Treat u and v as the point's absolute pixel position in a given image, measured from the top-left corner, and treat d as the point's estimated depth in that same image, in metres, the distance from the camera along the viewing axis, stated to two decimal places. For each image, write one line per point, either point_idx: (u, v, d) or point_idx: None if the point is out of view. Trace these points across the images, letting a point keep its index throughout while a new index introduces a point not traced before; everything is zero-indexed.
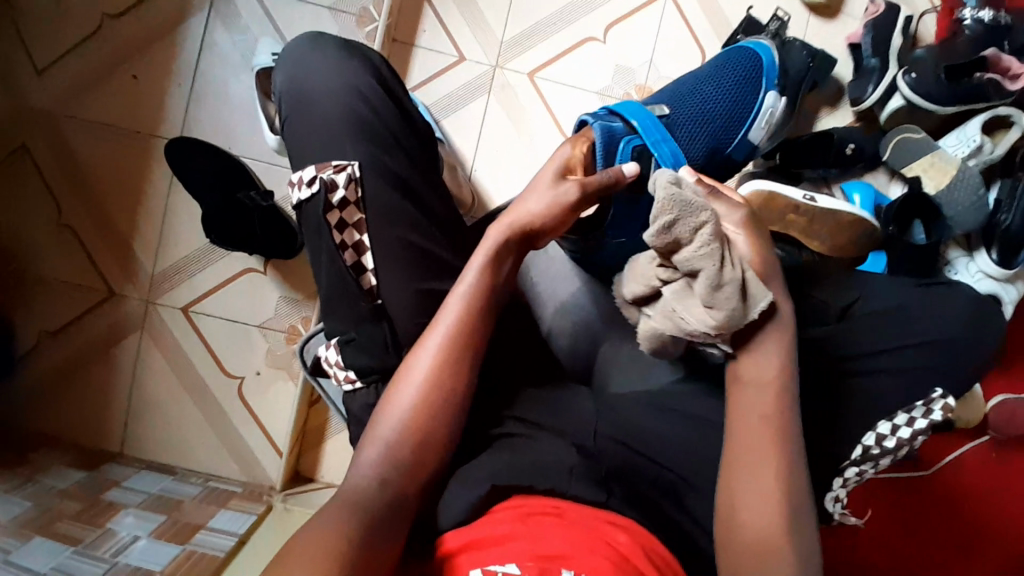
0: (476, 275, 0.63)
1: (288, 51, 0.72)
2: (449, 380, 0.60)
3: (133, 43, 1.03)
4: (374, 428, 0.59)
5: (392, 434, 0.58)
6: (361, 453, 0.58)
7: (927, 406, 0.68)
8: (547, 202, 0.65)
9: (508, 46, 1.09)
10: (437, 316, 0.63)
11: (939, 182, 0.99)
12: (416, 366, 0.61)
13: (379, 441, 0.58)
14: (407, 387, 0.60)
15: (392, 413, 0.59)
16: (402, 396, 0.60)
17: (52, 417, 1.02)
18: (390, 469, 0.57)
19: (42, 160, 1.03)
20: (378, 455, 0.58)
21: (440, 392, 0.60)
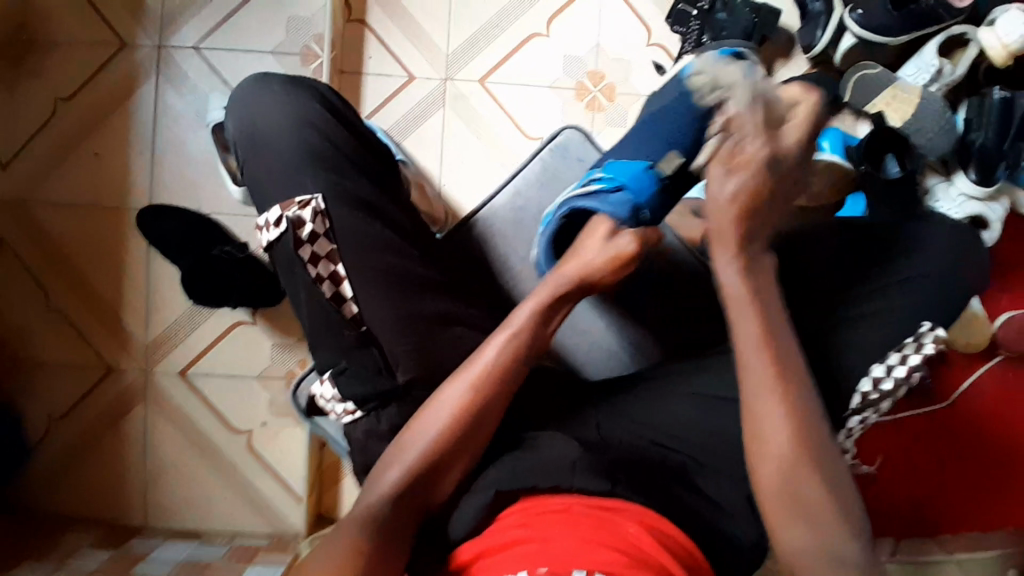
0: (534, 305, 0.64)
1: (235, 97, 0.72)
2: (482, 412, 0.59)
3: (89, 121, 1.04)
4: (400, 452, 0.58)
5: (417, 456, 0.57)
6: (384, 473, 0.57)
7: (918, 341, 0.68)
8: (610, 256, 0.67)
9: (455, 57, 1.09)
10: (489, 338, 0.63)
11: (904, 113, 0.97)
12: (449, 396, 0.60)
13: (400, 466, 0.57)
14: (445, 406, 0.59)
15: (417, 436, 0.58)
16: (430, 419, 0.59)
17: (72, 500, 1.03)
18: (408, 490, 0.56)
19: (19, 250, 1.04)
20: (402, 472, 0.57)
21: (470, 421, 0.59)
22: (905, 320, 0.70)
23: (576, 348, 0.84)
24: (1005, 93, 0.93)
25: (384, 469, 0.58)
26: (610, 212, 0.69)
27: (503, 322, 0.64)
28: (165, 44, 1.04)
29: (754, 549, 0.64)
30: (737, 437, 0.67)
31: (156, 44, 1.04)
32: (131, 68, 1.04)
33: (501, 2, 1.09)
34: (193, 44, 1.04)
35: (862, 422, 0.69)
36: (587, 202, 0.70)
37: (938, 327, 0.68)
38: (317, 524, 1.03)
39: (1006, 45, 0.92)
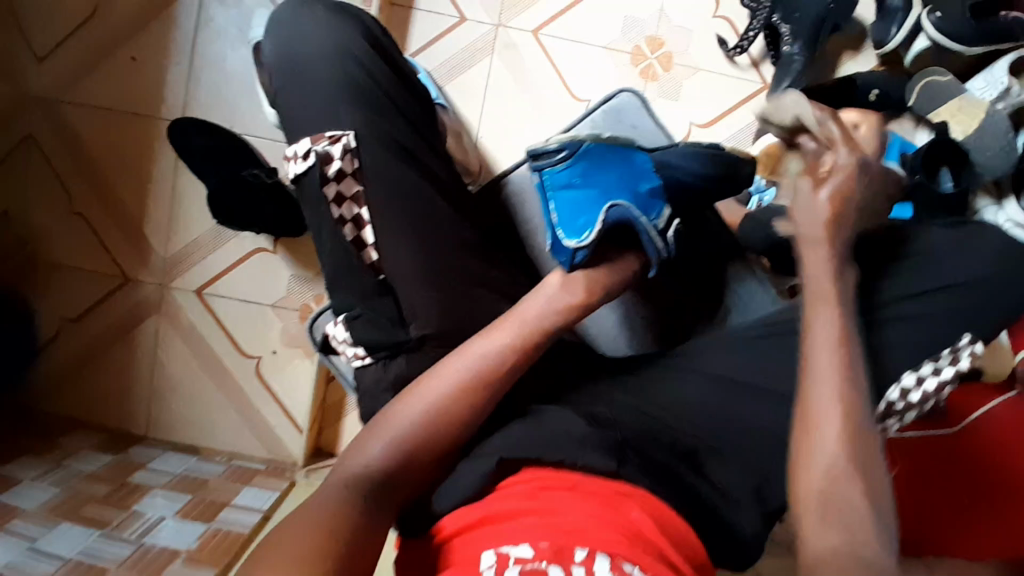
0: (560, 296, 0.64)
1: (275, 19, 0.69)
2: (500, 374, 0.59)
3: (128, 23, 1.01)
4: (412, 399, 0.57)
5: (432, 405, 0.56)
6: (369, 445, 0.55)
7: (954, 353, 0.68)
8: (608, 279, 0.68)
9: (511, 4, 1.05)
10: (495, 324, 0.61)
11: (967, 127, 0.92)
12: (472, 353, 0.59)
13: (411, 413, 0.56)
14: (465, 361, 0.58)
15: (433, 387, 0.57)
16: (448, 373, 0.58)
17: (77, 403, 1.04)
18: (395, 462, 0.54)
19: (47, 147, 1.02)
20: (388, 445, 0.55)
21: (487, 381, 0.58)
22: (942, 338, 0.67)
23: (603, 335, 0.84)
24: None
25: (369, 440, 0.56)
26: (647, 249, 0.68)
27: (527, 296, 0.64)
28: None
29: (751, 544, 0.63)
30: (749, 432, 0.66)
31: None
32: None
33: None
34: None
35: (884, 432, 0.67)
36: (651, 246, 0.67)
37: (977, 343, 0.68)
38: (317, 456, 1.04)
39: None
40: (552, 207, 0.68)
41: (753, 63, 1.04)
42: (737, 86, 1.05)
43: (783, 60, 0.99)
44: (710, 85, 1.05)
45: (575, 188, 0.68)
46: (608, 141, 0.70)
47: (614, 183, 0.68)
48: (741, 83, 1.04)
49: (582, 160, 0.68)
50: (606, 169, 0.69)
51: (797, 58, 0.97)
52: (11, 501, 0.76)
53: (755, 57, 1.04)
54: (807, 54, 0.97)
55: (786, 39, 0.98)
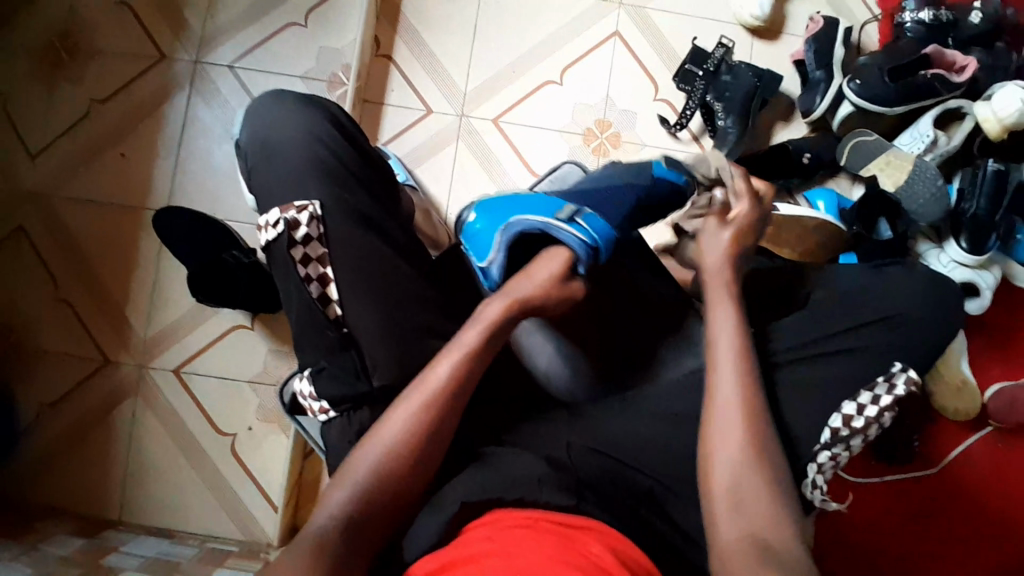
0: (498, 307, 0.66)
1: (252, 109, 0.77)
2: (458, 396, 0.62)
3: (121, 125, 1.10)
4: (381, 430, 0.60)
5: (399, 432, 0.60)
6: (331, 494, 0.58)
7: (889, 381, 0.70)
8: (539, 284, 0.68)
9: (472, 95, 1.15)
10: (440, 355, 0.64)
11: (897, 178, 1.00)
12: (430, 378, 0.62)
13: (382, 443, 0.59)
14: (426, 388, 0.61)
15: (399, 416, 0.60)
16: (410, 402, 0.61)
17: (50, 491, 1.02)
18: (356, 508, 0.57)
19: (37, 239, 1.08)
20: (348, 493, 0.57)
21: (448, 402, 0.61)
22: (876, 366, 0.71)
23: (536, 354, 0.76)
24: (997, 166, 0.95)
25: (344, 477, 0.59)
26: (562, 239, 0.70)
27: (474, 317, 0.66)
28: (202, 61, 1.12)
29: None
30: None
31: (194, 60, 1.11)
32: (169, 79, 1.11)
33: (520, 49, 1.16)
34: (228, 63, 1.11)
35: (834, 461, 0.69)
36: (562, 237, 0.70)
37: (909, 368, 0.71)
38: (291, 534, 1.02)
39: (998, 119, 0.96)
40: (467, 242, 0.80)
41: (693, 137, 1.14)
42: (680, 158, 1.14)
43: (719, 133, 1.10)
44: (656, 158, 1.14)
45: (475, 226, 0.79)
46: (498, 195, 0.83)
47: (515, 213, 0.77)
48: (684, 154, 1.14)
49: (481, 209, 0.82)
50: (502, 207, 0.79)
51: (731, 130, 1.08)
52: None
53: (694, 132, 1.14)
54: (739, 126, 1.08)
55: (720, 114, 1.09)
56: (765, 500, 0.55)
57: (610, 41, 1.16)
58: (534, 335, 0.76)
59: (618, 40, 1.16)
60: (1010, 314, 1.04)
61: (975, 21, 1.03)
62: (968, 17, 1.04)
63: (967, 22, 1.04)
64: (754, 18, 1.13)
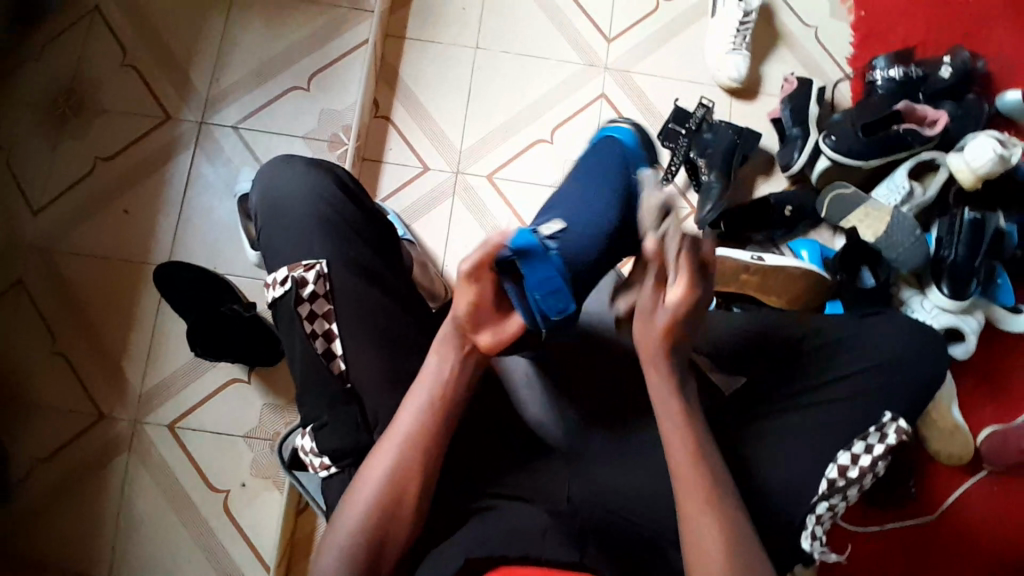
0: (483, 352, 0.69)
1: (263, 172, 0.80)
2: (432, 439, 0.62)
3: (126, 183, 1.13)
4: (362, 483, 0.61)
5: (378, 485, 0.60)
6: (321, 560, 0.59)
7: (881, 431, 0.72)
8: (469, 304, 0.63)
9: (466, 153, 1.20)
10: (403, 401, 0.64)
11: (876, 229, 1.04)
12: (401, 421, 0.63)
13: (366, 499, 0.60)
14: (398, 435, 0.62)
15: (376, 468, 0.61)
16: (385, 453, 0.62)
17: (35, 552, 1.00)
18: (345, 570, 0.58)
19: (36, 293, 1.09)
20: (335, 556, 0.59)
21: (422, 448, 0.62)
22: (868, 416, 0.73)
23: (528, 405, 0.79)
24: (973, 213, 0.99)
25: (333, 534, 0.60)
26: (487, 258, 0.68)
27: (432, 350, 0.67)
28: (207, 121, 1.16)
29: None
30: None
31: (199, 121, 1.16)
32: (174, 139, 1.15)
33: (512, 110, 1.22)
34: (233, 123, 1.16)
35: (832, 511, 0.70)
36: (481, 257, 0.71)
37: (899, 419, 0.72)
38: None
39: (971, 170, 1.01)
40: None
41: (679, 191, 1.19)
42: None
43: (703, 187, 1.14)
44: None
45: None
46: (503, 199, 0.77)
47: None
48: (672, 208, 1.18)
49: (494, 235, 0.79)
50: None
51: (715, 185, 1.12)
52: None
53: (680, 186, 1.19)
54: (722, 181, 1.12)
55: (703, 169, 1.14)
56: None
57: (598, 102, 1.22)
58: (524, 387, 0.80)
59: (605, 101, 1.22)
60: (994, 358, 1.07)
61: (945, 74, 1.10)
62: (938, 71, 1.11)
63: (937, 76, 1.11)
64: (732, 79, 1.20)
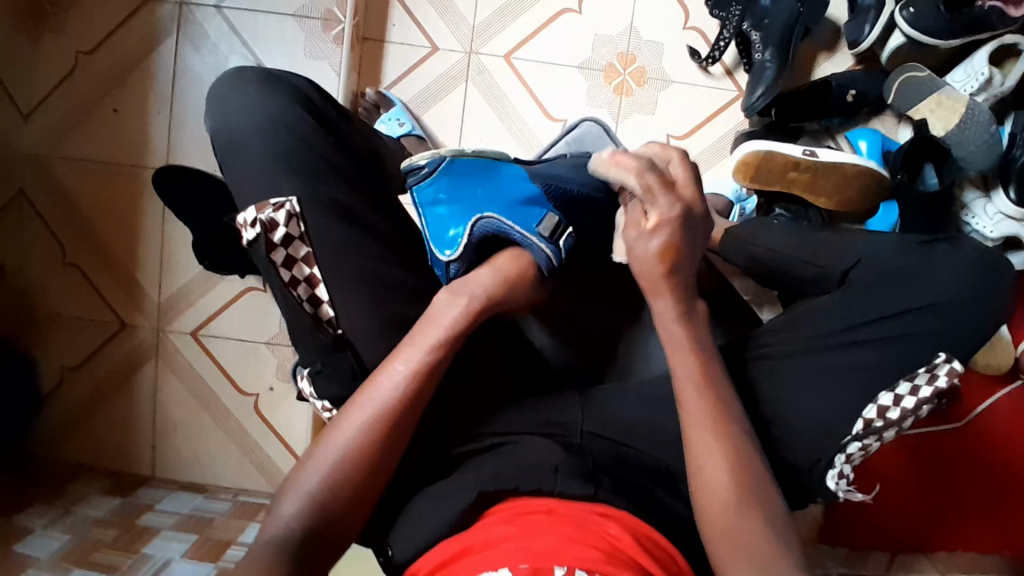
0: (490, 282, 0.62)
1: (215, 90, 0.70)
2: (423, 388, 0.57)
3: (108, 77, 1.03)
4: (337, 429, 0.56)
5: (356, 433, 0.55)
6: (283, 505, 0.53)
7: (931, 371, 0.65)
8: (499, 276, 0.63)
9: (481, 30, 1.05)
10: (392, 354, 0.58)
11: (948, 121, 0.90)
12: (389, 371, 0.57)
13: (340, 444, 0.55)
14: (387, 381, 0.57)
15: (356, 413, 0.56)
16: (369, 398, 0.56)
17: (81, 451, 1.06)
18: (309, 522, 0.52)
19: (37, 202, 1.05)
20: (300, 504, 0.53)
21: (412, 398, 0.57)
22: (915, 353, 0.66)
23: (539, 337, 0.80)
24: None
25: (298, 482, 0.54)
26: (524, 244, 0.64)
27: (428, 313, 0.61)
28: (186, 0, 1.02)
29: None
30: None
31: (177, 0, 1.02)
32: (153, 24, 1.02)
33: None
34: (214, 3, 1.01)
35: (864, 450, 0.65)
36: (491, 225, 0.64)
37: (954, 360, 0.65)
38: None
39: None
40: (427, 222, 0.68)
41: (726, 72, 1.04)
42: (710, 96, 1.05)
43: (756, 67, 0.98)
44: (684, 97, 1.05)
45: (442, 205, 0.66)
46: (472, 153, 0.66)
47: (482, 197, 0.65)
48: (716, 92, 1.04)
49: (444, 176, 0.66)
50: (473, 184, 0.66)
51: (769, 65, 0.97)
52: (23, 551, 0.79)
53: (728, 65, 1.04)
54: (779, 61, 0.96)
55: (757, 46, 0.97)
56: (778, 505, 0.54)
57: None
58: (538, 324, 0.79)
59: None
60: None
61: None
62: None
63: None
64: None
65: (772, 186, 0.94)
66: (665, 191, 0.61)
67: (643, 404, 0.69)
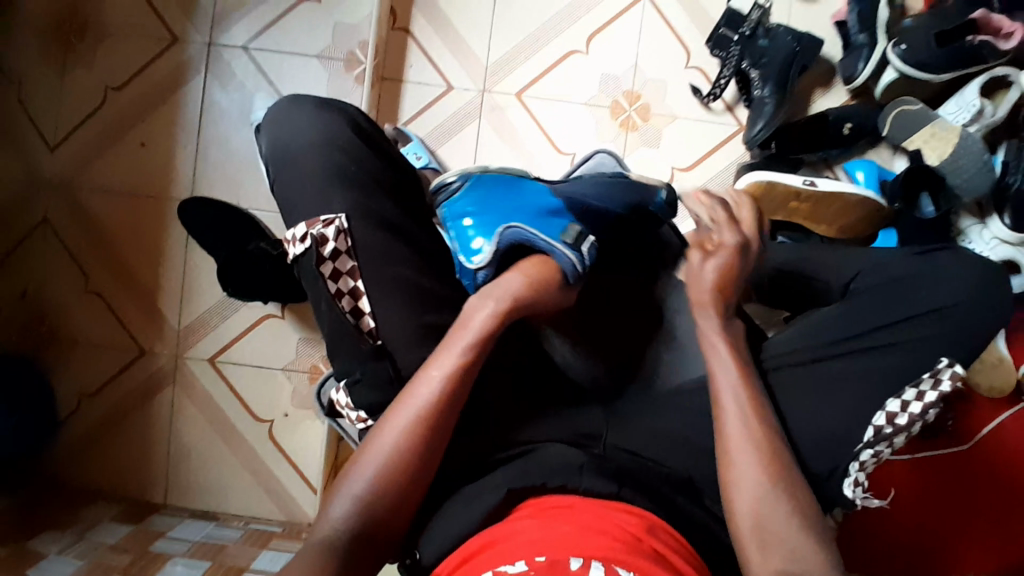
0: (519, 285, 0.64)
1: (272, 115, 0.75)
2: (459, 391, 0.59)
3: (137, 114, 1.08)
4: (380, 434, 0.58)
5: (398, 437, 0.58)
6: (331, 506, 0.56)
7: (934, 376, 0.67)
8: (525, 278, 0.64)
9: (494, 69, 1.11)
10: (428, 361, 0.61)
11: (942, 152, 0.94)
12: (428, 376, 0.60)
13: (382, 449, 0.57)
14: (425, 386, 0.59)
15: (398, 418, 0.58)
16: (410, 403, 0.59)
17: (94, 478, 1.07)
18: (357, 523, 0.55)
19: (62, 231, 1.08)
20: (349, 507, 0.56)
21: (449, 401, 0.59)
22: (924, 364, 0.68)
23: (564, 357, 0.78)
24: None
25: (344, 487, 0.57)
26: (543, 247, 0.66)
27: (464, 316, 0.63)
28: (215, 43, 1.08)
29: None
30: None
31: (206, 42, 1.08)
32: (182, 64, 1.08)
33: (544, 17, 1.10)
34: (242, 44, 1.07)
35: (875, 458, 0.67)
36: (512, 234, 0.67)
37: (956, 364, 0.67)
38: None
39: None
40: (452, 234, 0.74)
41: (727, 107, 1.09)
42: (713, 130, 1.09)
43: (755, 102, 1.04)
44: (689, 130, 1.10)
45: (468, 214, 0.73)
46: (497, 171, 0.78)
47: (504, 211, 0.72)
48: (717, 126, 1.09)
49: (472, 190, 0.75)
50: (498, 195, 0.74)
51: (768, 100, 1.02)
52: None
53: (728, 101, 1.10)
54: (777, 96, 1.02)
55: (756, 82, 1.03)
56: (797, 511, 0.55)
57: (639, 6, 1.10)
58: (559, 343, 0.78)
59: (647, 4, 1.10)
60: None
61: None
62: None
63: None
64: None
65: (774, 214, 0.98)
66: (730, 226, 0.69)
67: (661, 417, 0.71)
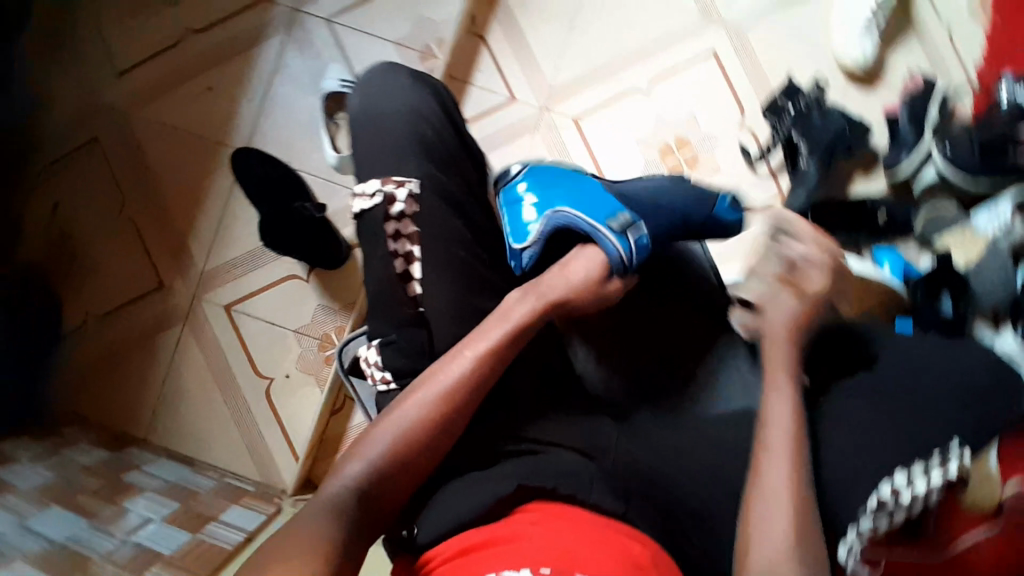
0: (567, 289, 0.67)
1: (364, 78, 0.78)
2: (488, 376, 0.61)
3: (211, 59, 1.11)
4: (405, 404, 0.60)
5: (423, 409, 0.59)
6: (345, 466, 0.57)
7: (944, 456, 0.61)
8: (569, 284, 0.67)
9: (558, 90, 1.15)
10: (462, 343, 0.63)
11: (969, 256, 0.98)
12: (461, 359, 0.62)
13: (406, 419, 0.59)
14: (456, 366, 0.61)
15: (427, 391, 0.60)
16: (441, 380, 0.61)
17: (82, 399, 1.06)
18: (368, 483, 0.56)
19: (110, 154, 1.10)
20: (362, 468, 0.57)
21: (478, 385, 0.61)
22: None
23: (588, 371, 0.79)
24: None
25: (362, 449, 0.58)
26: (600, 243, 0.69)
27: (503, 308, 0.65)
28: (301, 9, 1.12)
29: None
30: None
31: (293, 7, 1.12)
32: (264, 22, 1.11)
33: (616, 53, 1.15)
34: (326, 16, 1.12)
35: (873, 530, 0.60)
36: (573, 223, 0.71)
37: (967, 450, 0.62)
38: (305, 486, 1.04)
39: None
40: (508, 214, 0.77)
41: (771, 171, 1.13)
42: (755, 190, 1.13)
43: (799, 172, 1.09)
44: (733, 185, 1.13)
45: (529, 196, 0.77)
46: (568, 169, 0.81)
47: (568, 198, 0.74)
48: (759, 186, 1.13)
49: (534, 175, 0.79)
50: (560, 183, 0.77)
51: (812, 172, 1.08)
52: (7, 479, 0.77)
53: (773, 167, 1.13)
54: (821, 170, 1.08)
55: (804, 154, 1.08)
56: None
57: (707, 60, 1.15)
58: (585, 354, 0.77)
59: (714, 60, 1.15)
60: None
61: None
62: None
63: None
64: (855, 62, 1.11)
65: None
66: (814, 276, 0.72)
67: None
